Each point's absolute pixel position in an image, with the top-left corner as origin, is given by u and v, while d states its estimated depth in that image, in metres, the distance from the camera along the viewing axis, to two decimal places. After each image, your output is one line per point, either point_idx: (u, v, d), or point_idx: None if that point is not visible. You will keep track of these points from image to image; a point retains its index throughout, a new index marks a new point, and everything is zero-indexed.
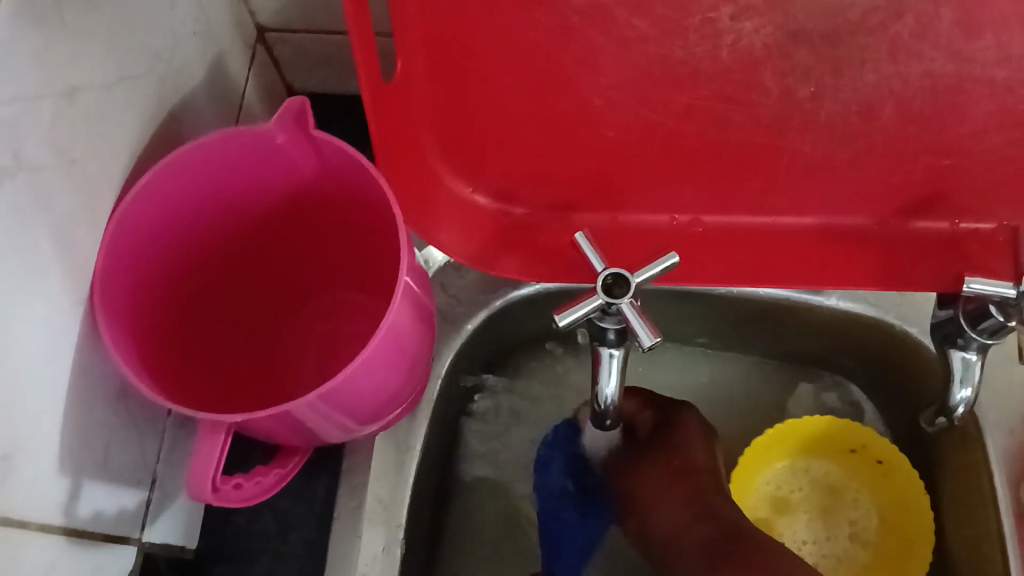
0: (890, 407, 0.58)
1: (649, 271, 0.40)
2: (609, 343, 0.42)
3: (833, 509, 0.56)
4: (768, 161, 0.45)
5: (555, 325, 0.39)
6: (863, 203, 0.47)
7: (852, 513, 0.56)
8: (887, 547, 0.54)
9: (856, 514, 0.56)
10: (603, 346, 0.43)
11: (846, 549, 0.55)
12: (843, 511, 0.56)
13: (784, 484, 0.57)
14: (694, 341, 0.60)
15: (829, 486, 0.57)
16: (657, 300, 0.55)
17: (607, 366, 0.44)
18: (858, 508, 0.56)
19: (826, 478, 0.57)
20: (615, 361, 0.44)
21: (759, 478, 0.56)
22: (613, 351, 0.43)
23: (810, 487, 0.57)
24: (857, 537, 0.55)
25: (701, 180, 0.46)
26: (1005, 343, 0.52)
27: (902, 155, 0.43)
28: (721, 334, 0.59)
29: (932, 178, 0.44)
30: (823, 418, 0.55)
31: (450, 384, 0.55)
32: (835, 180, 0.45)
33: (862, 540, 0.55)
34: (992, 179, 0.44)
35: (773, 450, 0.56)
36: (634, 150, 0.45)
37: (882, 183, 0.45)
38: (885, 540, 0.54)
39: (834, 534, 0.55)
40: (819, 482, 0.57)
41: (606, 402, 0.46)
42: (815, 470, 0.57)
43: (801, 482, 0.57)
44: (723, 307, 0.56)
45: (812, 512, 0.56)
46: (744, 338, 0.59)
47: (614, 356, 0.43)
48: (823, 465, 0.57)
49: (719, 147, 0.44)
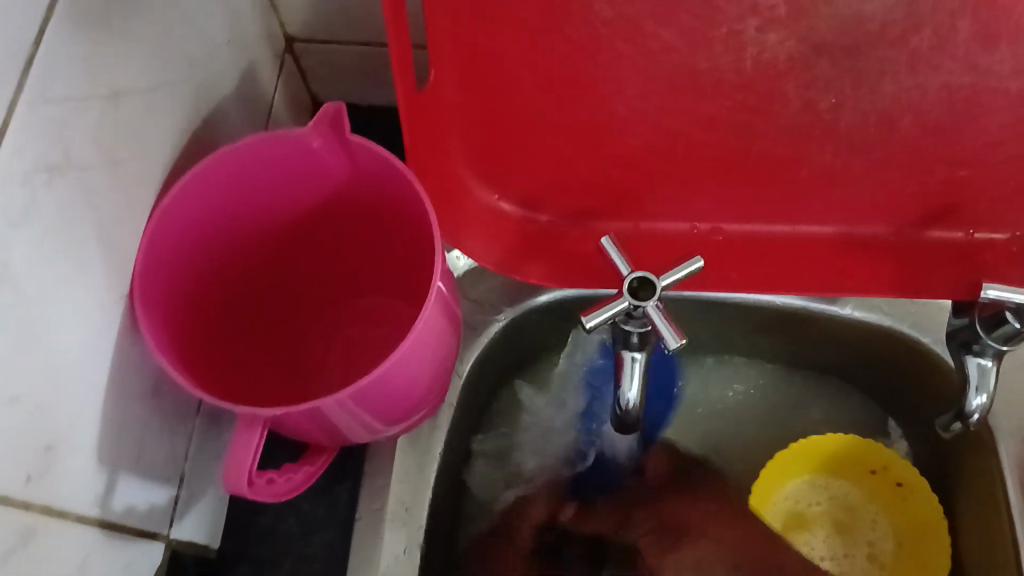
0: (903, 418, 0.59)
1: (674, 277, 0.41)
2: (632, 346, 0.43)
3: (852, 526, 0.57)
4: (787, 172, 0.46)
5: (583, 326, 0.40)
6: (879, 214, 0.48)
7: (870, 533, 0.56)
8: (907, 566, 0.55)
9: (874, 534, 0.56)
10: (626, 349, 0.44)
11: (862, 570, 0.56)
12: (861, 530, 0.57)
13: (806, 500, 0.57)
14: (709, 350, 0.61)
15: (847, 504, 0.57)
16: (676, 306, 0.56)
17: (631, 367, 0.45)
18: (875, 529, 0.56)
19: (844, 496, 0.57)
20: (636, 365, 0.45)
21: (777, 494, 0.56)
22: (636, 355, 0.44)
23: (828, 503, 0.57)
24: (875, 558, 0.56)
25: (721, 189, 0.47)
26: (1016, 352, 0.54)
27: (920, 166, 0.45)
28: (736, 343, 0.60)
29: (948, 188, 0.46)
30: (843, 436, 0.56)
31: (471, 389, 0.56)
32: (851, 191, 0.47)
33: (880, 562, 0.56)
34: (1010, 191, 0.45)
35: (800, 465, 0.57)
36: (658, 159, 0.46)
37: (899, 194, 0.46)
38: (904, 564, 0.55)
39: (852, 552, 0.56)
40: (838, 499, 0.57)
41: (627, 405, 0.47)
42: (834, 488, 0.57)
43: (819, 497, 0.57)
44: (741, 314, 0.57)
45: (829, 530, 0.57)
46: (758, 344, 0.60)
47: (637, 360, 0.44)
48: (842, 484, 0.57)
49: (740, 157, 0.45)
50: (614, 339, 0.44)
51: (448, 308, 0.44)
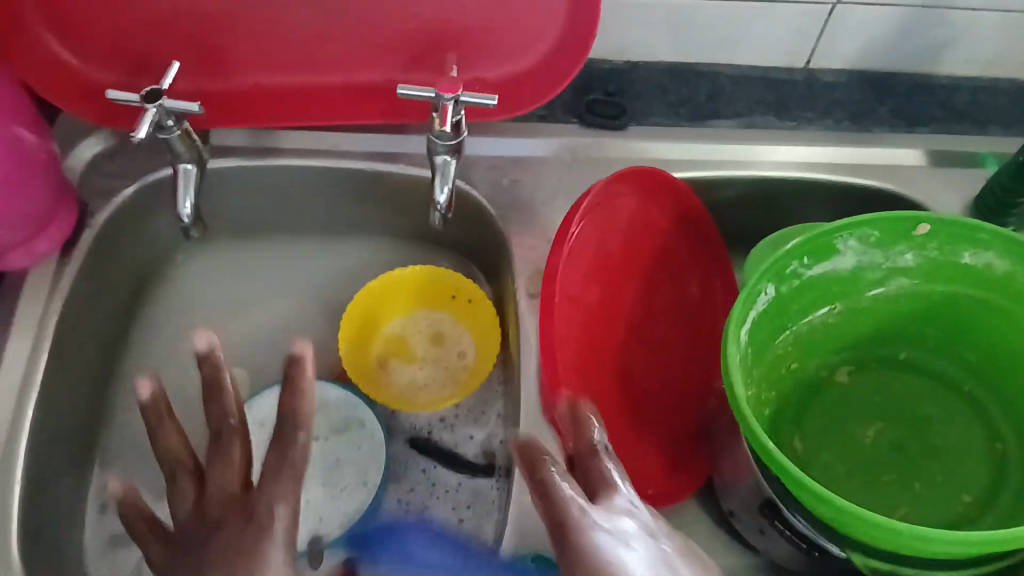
0: (476, 256, 0.75)
1: (175, 104, 0.58)
2: (181, 158, 0.63)
3: (445, 343, 0.72)
4: (295, 36, 0.62)
5: (137, 139, 0.56)
6: (376, 66, 0.65)
7: (460, 346, 0.72)
8: (480, 363, 0.70)
9: (463, 346, 0.72)
10: (180, 163, 0.63)
11: (450, 372, 0.71)
12: (452, 346, 0.72)
13: (406, 327, 0.73)
14: (332, 224, 0.78)
15: (438, 326, 0.73)
16: (286, 173, 0.72)
17: (185, 177, 0.64)
18: (463, 343, 0.72)
19: (439, 322, 0.73)
20: (190, 176, 0.64)
21: (384, 323, 0.72)
22: (187, 164, 0.63)
23: (427, 330, 0.73)
24: (461, 364, 0.71)
25: (256, 53, 0.63)
26: (526, 187, 0.71)
27: (378, 19, 0.61)
28: (349, 215, 0.76)
29: (411, 38, 0.63)
30: (417, 270, 0.71)
31: (111, 248, 0.70)
32: (347, 47, 0.63)
33: (465, 365, 0.71)
34: (452, 37, 0.62)
35: (402, 294, 0.72)
36: (199, 27, 0.61)
37: (381, 47, 0.63)
38: (480, 359, 0.70)
39: (444, 361, 0.72)
40: (435, 324, 0.73)
41: (186, 219, 0.64)
42: (430, 316, 0.73)
43: (418, 325, 0.73)
44: (327, 181, 0.73)
45: (428, 347, 0.72)
46: (357, 210, 0.76)
47: (189, 170, 0.64)
48: (437, 312, 0.73)
49: (255, 22, 0.61)
50: (170, 156, 0.64)
51: (29, 157, 0.58)
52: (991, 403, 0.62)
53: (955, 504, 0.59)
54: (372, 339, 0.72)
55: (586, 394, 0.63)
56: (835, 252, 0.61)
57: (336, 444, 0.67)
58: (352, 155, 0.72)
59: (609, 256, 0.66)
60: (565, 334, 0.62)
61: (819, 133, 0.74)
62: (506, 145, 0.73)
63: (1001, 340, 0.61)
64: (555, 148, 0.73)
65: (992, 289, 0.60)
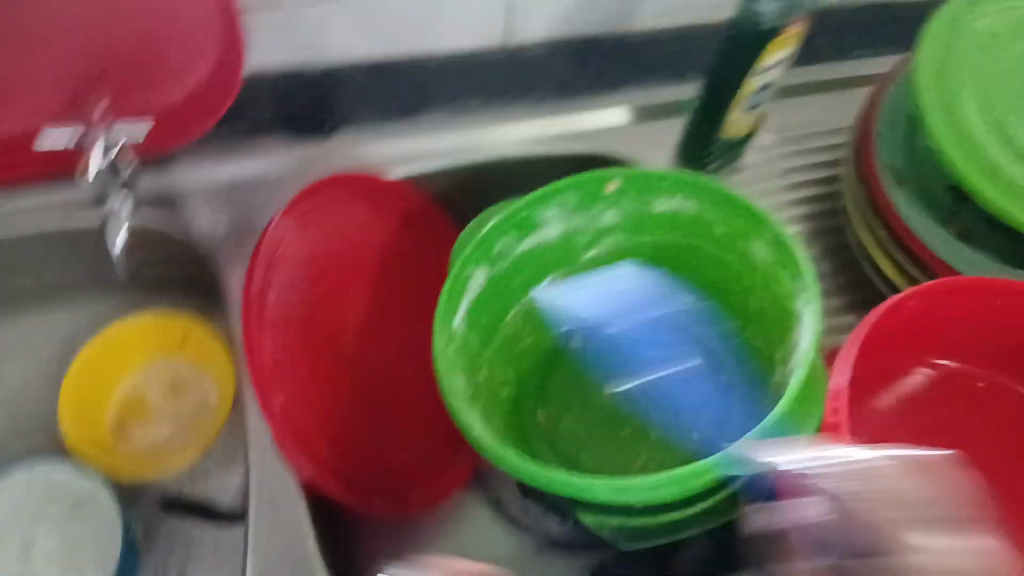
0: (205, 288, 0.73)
1: None
2: None
3: (185, 393, 0.68)
4: None
5: None
6: (32, 115, 0.60)
7: (200, 392, 0.68)
8: (222, 402, 0.68)
9: (204, 392, 0.68)
10: None
11: (194, 420, 0.67)
12: (192, 394, 0.68)
13: (140, 386, 0.69)
14: (48, 288, 0.73)
15: (174, 376, 0.69)
16: None
17: None
18: (204, 388, 0.68)
19: (174, 372, 0.69)
20: None
21: (113, 388, 0.68)
22: None
23: (163, 384, 0.69)
24: (204, 407, 0.67)
25: None
26: (234, 209, 0.70)
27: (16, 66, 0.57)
28: (63, 274, 0.72)
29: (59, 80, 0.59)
30: (140, 319, 0.69)
31: None
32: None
33: (208, 408, 0.67)
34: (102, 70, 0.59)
35: (137, 346, 0.69)
36: None
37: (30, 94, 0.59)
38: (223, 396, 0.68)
39: (186, 411, 0.67)
40: (171, 375, 0.69)
41: None
42: (164, 367, 0.69)
43: (153, 380, 0.69)
44: (22, 247, 0.68)
45: (166, 402, 0.68)
46: (70, 267, 0.72)
47: None
48: (169, 362, 0.69)
49: None
50: None
51: None
52: (714, 342, 0.65)
53: (686, 444, 0.61)
54: (105, 408, 0.67)
55: (301, 421, 0.60)
56: (541, 222, 0.61)
57: (70, 522, 0.63)
58: (36, 215, 0.67)
59: (314, 270, 0.64)
60: (264, 361, 0.59)
61: (528, 111, 0.74)
62: (207, 172, 0.70)
63: (712, 280, 0.63)
64: (260, 168, 0.70)
65: (691, 234, 0.62)
